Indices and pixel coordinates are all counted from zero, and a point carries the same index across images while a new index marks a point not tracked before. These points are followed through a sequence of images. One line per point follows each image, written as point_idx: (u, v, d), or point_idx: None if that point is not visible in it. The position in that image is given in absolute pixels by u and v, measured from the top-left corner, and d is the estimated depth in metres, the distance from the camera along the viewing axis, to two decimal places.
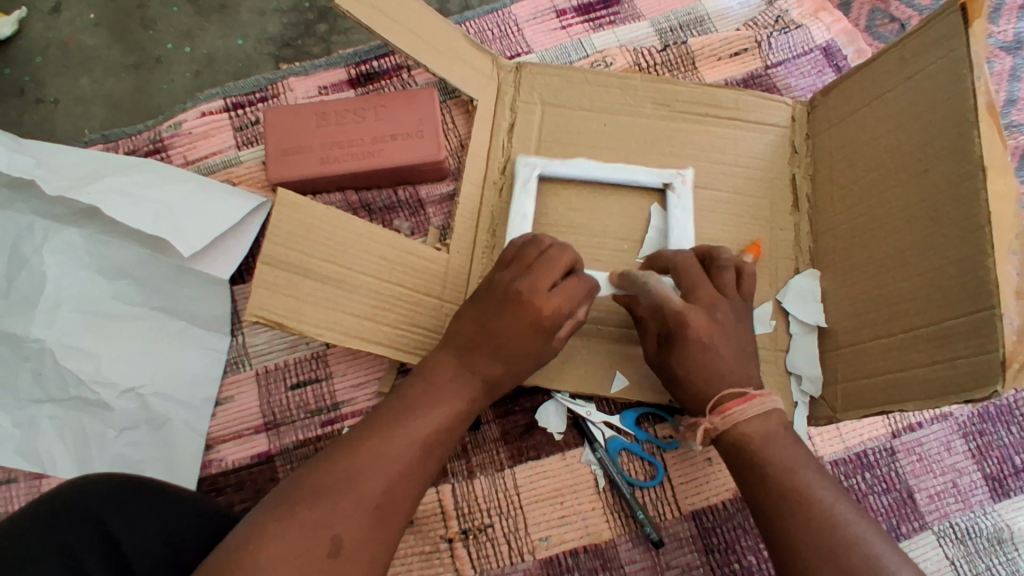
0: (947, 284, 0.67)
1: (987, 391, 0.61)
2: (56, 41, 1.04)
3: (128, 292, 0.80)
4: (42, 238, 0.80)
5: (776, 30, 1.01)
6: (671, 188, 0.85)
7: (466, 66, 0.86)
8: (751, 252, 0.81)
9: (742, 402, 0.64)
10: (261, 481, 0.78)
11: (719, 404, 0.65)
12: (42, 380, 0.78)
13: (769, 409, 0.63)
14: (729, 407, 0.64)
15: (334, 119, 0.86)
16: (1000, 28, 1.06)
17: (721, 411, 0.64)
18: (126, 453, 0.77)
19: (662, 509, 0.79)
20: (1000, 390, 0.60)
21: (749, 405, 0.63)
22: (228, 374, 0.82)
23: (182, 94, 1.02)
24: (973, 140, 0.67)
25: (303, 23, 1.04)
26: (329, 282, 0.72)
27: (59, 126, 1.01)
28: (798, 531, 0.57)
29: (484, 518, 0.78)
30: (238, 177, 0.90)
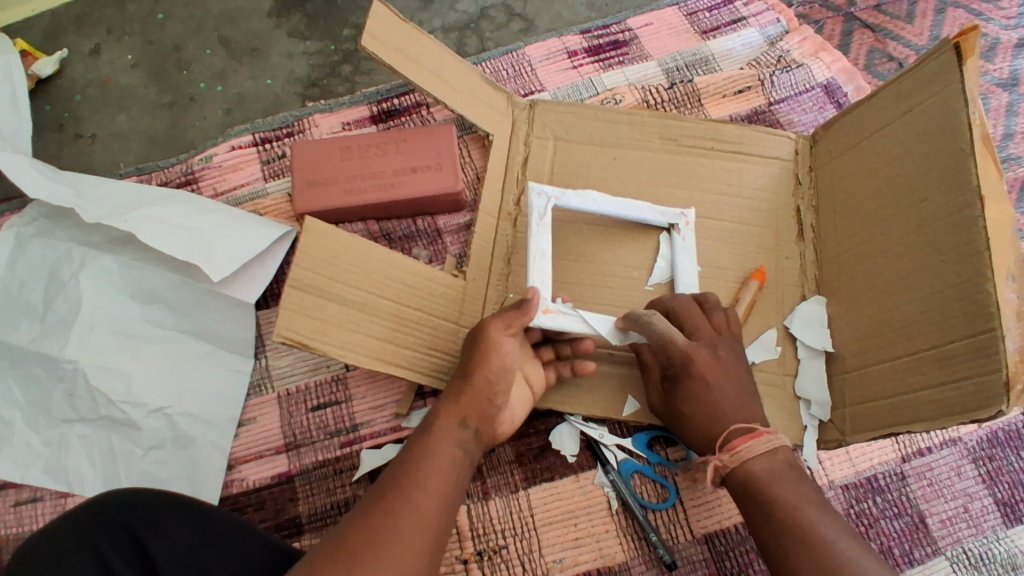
0: (949, 307, 0.69)
1: (992, 411, 0.63)
2: (96, 81, 1.10)
3: (159, 316, 0.84)
4: (79, 263, 0.84)
5: (778, 69, 1.06)
6: (676, 228, 0.86)
7: (482, 104, 0.90)
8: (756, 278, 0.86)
9: (749, 438, 0.65)
10: (282, 500, 0.80)
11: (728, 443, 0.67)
12: (75, 400, 0.81)
13: (777, 445, 0.65)
14: (737, 445, 0.65)
15: (358, 153, 0.90)
16: (996, 66, 1.10)
17: (729, 449, 0.66)
18: (152, 471, 0.80)
19: (674, 532, 0.80)
20: (1003, 409, 0.62)
21: (756, 442, 0.65)
22: (251, 397, 0.84)
23: (213, 130, 1.08)
24: (969, 170, 0.70)
25: (328, 65, 1.10)
26: (352, 306, 0.75)
27: (95, 160, 1.07)
28: (807, 556, 0.58)
29: (499, 539, 0.80)
30: (265, 208, 0.95)
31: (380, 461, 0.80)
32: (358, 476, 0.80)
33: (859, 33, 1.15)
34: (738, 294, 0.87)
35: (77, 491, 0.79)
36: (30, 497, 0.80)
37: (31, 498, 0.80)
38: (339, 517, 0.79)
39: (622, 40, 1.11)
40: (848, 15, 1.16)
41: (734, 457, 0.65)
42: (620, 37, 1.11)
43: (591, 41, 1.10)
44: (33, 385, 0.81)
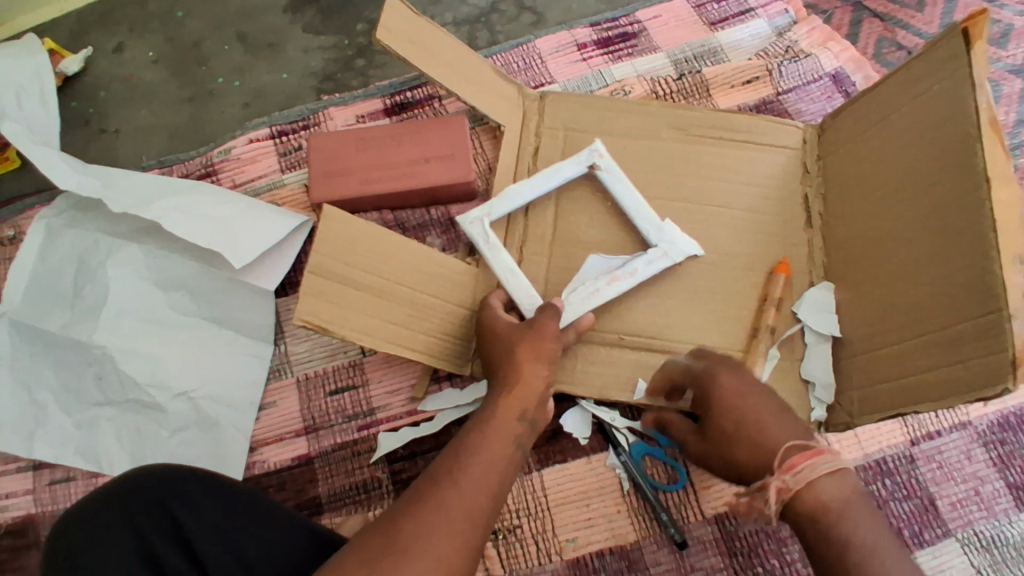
0: (956, 289, 0.71)
1: (999, 389, 0.64)
2: (118, 77, 1.13)
3: (182, 303, 0.87)
4: (106, 252, 0.87)
5: (787, 59, 1.07)
6: (596, 167, 0.89)
7: (494, 95, 0.92)
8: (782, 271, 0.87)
9: (814, 456, 0.58)
10: (302, 481, 0.82)
11: (786, 461, 0.59)
12: (104, 384, 0.83)
13: (841, 469, 0.57)
14: (797, 463, 0.57)
15: (373, 144, 0.92)
16: (1009, 53, 1.11)
17: (791, 468, 0.58)
18: (178, 452, 0.82)
19: (685, 513, 0.82)
20: (1010, 387, 0.64)
21: (819, 460, 0.57)
22: (271, 381, 0.87)
23: (231, 124, 1.10)
24: (976, 153, 0.71)
25: (343, 59, 1.12)
26: (369, 292, 0.77)
27: (119, 153, 1.09)
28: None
29: (514, 519, 0.81)
30: (283, 199, 0.97)
31: (397, 443, 0.83)
32: (376, 458, 0.83)
33: (869, 22, 1.15)
34: (767, 289, 0.88)
35: (108, 471, 0.82)
36: (63, 476, 0.82)
37: (64, 478, 0.82)
38: (358, 497, 0.81)
39: (631, 32, 1.12)
40: (858, 4, 1.17)
41: (798, 478, 0.57)
42: (630, 29, 1.12)
43: (600, 33, 1.12)
44: (65, 370, 0.84)
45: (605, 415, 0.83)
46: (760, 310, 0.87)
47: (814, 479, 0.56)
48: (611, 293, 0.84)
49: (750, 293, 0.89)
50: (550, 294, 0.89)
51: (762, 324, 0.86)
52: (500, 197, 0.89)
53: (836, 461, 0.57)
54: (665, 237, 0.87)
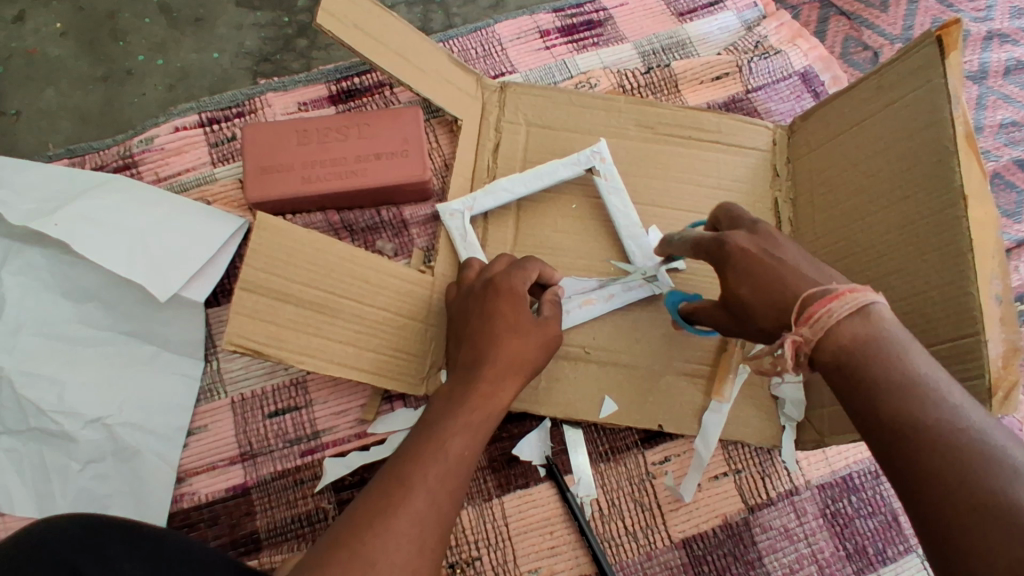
0: (930, 310, 0.67)
1: None
2: (20, 51, 0.99)
3: (95, 316, 0.78)
4: (2, 258, 0.78)
5: (756, 55, 1.02)
6: (594, 171, 0.84)
7: (450, 86, 0.85)
8: None
9: (830, 300, 0.50)
10: (237, 514, 0.75)
11: (806, 311, 0.51)
12: (2, 411, 0.74)
13: (865, 307, 0.49)
14: (815, 312, 0.50)
15: (316, 137, 0.83)
16: (967, 58, 1.10)
17: (807, 320, 0.51)
18: (91, 487, 0.74)
19: (652, 538, 0.78)
20: (987, 417, 0.61)
21: (839, 303, 0.49)
22: (202, 403, 0.79)
23: (154, 108, 0.99)
24: (952, 168, 0.67)
25: (282, 38, 1.02)
26: (311, 309, 0.69)
27: (21, 140, 0.97)
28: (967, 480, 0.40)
29: (472, 551, 0.76)
30: (213, 195, 0.87)
31: (344, 470, 0.76)
32: (321, 487, 0.76)
33: (835, 19, 1.12)
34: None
35: (6, 509, 0.73)
36: None
37: None
38: (300, 531, 0.74)
39: (596, 21, 1.05)
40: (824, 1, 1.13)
41: (815, 327, 0.50)
42: (594, 17, 1.06)
43: (563, 21, 1.05)
44: None
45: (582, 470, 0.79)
46: None
47: (835, 326, 0.49)
48: (582, 316, 0.78)
49: None
50: None
51: None
52: (487, 190, 0.83)
53: (855, 300, 0.49)
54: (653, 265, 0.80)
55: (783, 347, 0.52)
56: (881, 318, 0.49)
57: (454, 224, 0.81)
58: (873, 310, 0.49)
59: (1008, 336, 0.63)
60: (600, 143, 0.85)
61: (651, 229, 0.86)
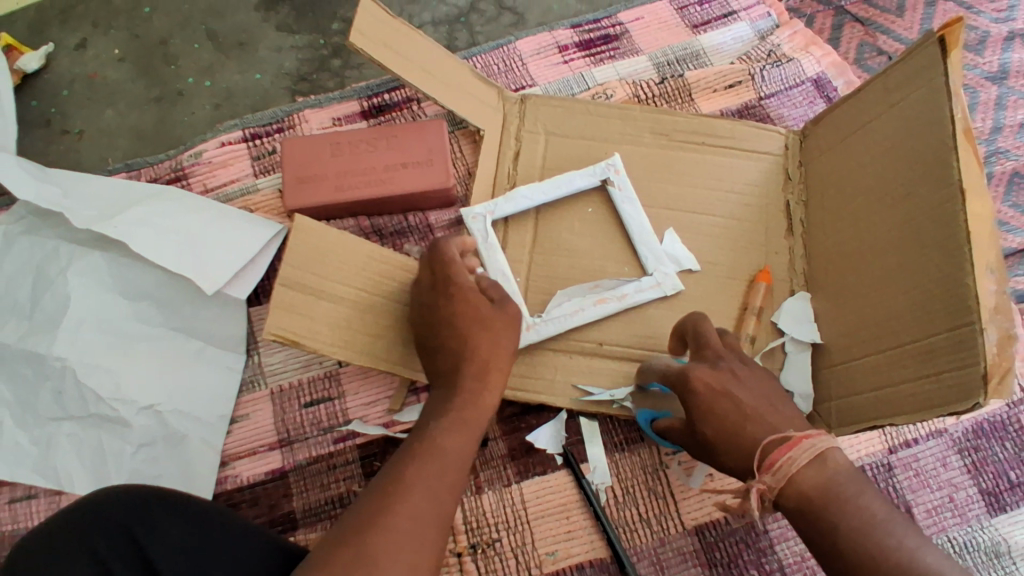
0: (930, 302, 0.69)
1: (971, 403, 0.63)
2: (82, 76, 1.09)
3: (147, 313, 0.86)
4: (67, 260, 0.86)
5: (769, 63, 1.06)
6: (609, 181, 0.89)
7: (472, 99, 0.91)
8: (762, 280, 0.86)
9: (789, 449, 0.59)
10: (275, 496, 0.81)
11: (767, 459, 0.60)
12: (64, 399, 0.82)
13: (817, 455, 0.59)
14: (779, 459, 0.59)
15: (348, 149, 0.90)
16: (985, 60, 1.11)
17: (771, 467, 0.59)
18: (144, 468, 0.81)
19: (665, 524, 0.81)
20: (981, 402, 0.63)
21: (797, 451, 0.59)
22: (244, 393, 0.86)
23: (201, 126, 1.07)
24: (951, 165, 0.69)
25: (318, 59, 1.10)
26: (342, 304, 0.76)
27: (83, 156, 1.06)
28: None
29: (492, 533, 0.81)
30: (256, 204, 0.94)
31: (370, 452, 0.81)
32: (352, 472, 0.81)
33: (850, 26, 1.15)
34: (747, 299, 0.87)
35: (69, 488, 0.81)
36: (24, 494, 0.82)
37: (24, 496, 0.82)
38: (333, 512, 0.80)
39: (613, 35, 1.10)
40: (839, 8, 1.16)
41: (779, 476, 0.59)
42: (611, 31, 1.11)
43: (582, 35, 1.10)
44: (21, 384, 0.83)
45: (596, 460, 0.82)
46: (740, 321, 0.87)
47: (795, 473, 0.58)
48: (594, 314, 0.83)
49: (731, 301, 0.88)
50: (529, 301, 0.87)
51: (742, 334, 0.86)
52: (508, 196, 0.88)
53: (811, 450, 0.59)
54: (663, 267, 0.86)
55: (750, 494, 0.61)
56: (833, 462, 0.59)
57: (476, 227, 0.86)
58: (828, 458, 0.59)
59: (1003, 326, 0.64)
60: (614, 156, 0.90)
61: (667, 232, 0.89)
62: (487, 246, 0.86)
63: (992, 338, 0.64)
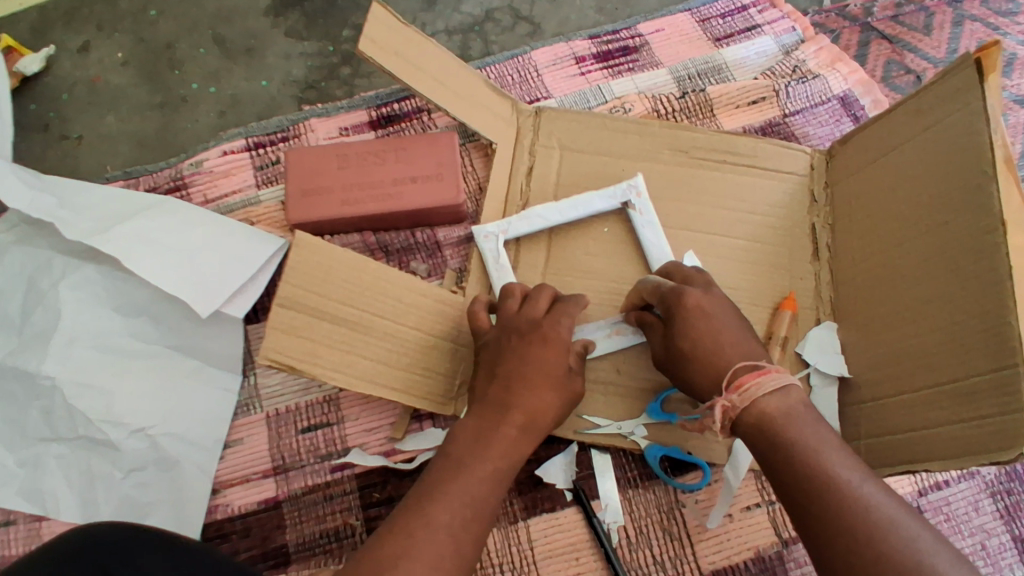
0: (969, 338, 0.64)
1: (1016, 453, 0.58)
2: (84, 79, 1.06)
3: (141, 330, 0.82)
4: (59, 273, 0.82)
5: (793, 80, 1.02)
6: (630, 205, 0.84)
7: (486, 111, 0.87)
8: (787, 308, 0.82)
9: (758, 374, 0.58)
10: (268, 527, 0.77)
11: (735, 381, 0.60)
12: (51, 419, 0.78)
13: (786, 385, 0.58)
14: (745, 382, 0.58)
15: (355, 161, 0.86)
16: (1015, 81, 1.07)
17: (736, 387, 0.59)
18: (132, 494, 0.77)
19: (681, 568, 0.76)
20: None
21: (766, 378, 0.58)
22: (239, 416, 0.81)
23: (204, 133, 1.04)
24: (990, 192, 0.64)
25: (326, 66, 1.06)
26: (345, 325, 0.72)
27: (82, 162, 1.03)
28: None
29: (497, 573, 0.76)
30: (257, 217, 0.91)
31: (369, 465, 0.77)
32: (350, 504, 0.77)
33: (876, 43, 1.11)
34: (771, 327, 0.83)
35: (54, 513, 0.76)
36: (4, 520, 0.78)
37: (3, 522, 0.77)
38: (329, 546, 0.76)
39: (632, 47, 1.06)
40: (865, 24, 1.12)
41: (745, 397, 0.58)
42: (630, 43, 1.07)
43: (600, 47, 1.06)
44: (8, 402, 0.79)
45: (607, 495, 0.78)
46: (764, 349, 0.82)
47: (761, 397, 0.57)
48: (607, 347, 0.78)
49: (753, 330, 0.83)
50: None
51: None
52: (523, 215, 0.84)
53: (781, 380, 0.57)
54: None
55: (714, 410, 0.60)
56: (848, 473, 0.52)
57: (488, 246, 0.83)
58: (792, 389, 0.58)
59: None
60: (637, 176, 0.85)
61: (688, 254, 0.85)
62: (498, 267, 0.83)
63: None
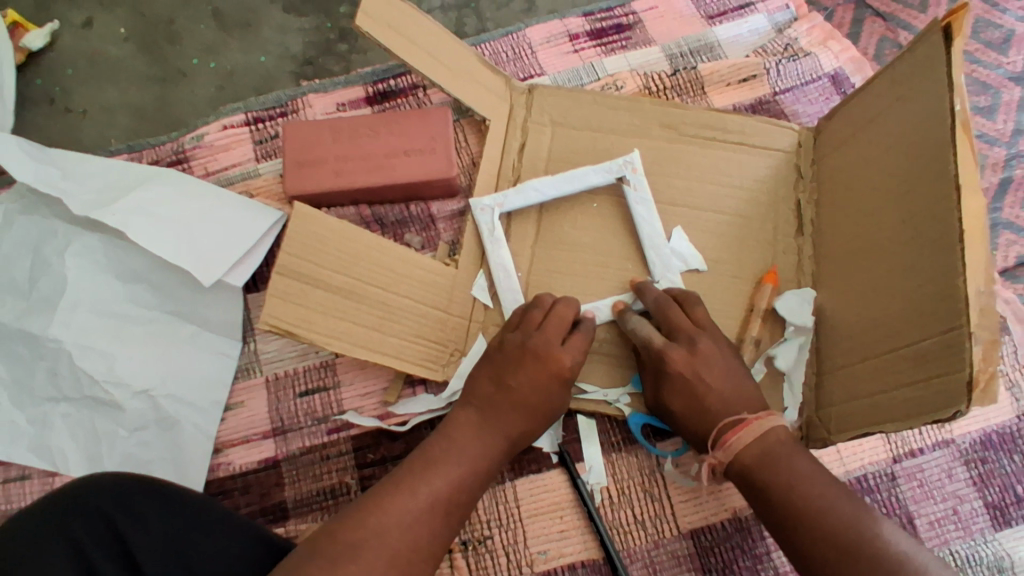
0: (921, 303, 0.67)
1: (953, 410, 0.61)
2: (87, 54, 1.09)
3: (144, 297, 0.85)
4: (64, 242, 0.86)
5: (785, 57, 1.03)
6: (626, 180, 0.86)
7: (479, 87, 0.89)
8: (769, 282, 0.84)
9: (739, 429, 0.67)
10: (267, 485, 0.81)
11: (720, 437, 0.69)
12: (59, 380, 0.82)
13: (766, 433, 0.66)
14: (727, 440, 0.67)
15: (350, 135, 0.88)
16: (1010, 59, 1.08)
17: (721, 444, 0.68)
18: (136, 453, 0.81)
19: (660, 527, 0.80)
20: (964, 409, 0.61)
21: (744, 433, 0.67)
22: (239, 380, 0.85)
23: (205, 108, 1.06)
24: (947, 160, 0.66)
25: (325, 42, 1.08)
26: (338, 293, 0.75)
27: (86, 135, 1.06)
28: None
29: (484, 530, 0.80)
30: (256, 189, 0.93)
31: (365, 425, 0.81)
32: (345, 463, 0.81)
33: (871, 21, 1.12)
34: (753, 299, 0.85)
35: (63, 469, 0.81)
36: (18, 474, 0.82)
37: (19, 476, 0.81)
38: (324, 503, 0.80)
39: (626, 24, 1.08)
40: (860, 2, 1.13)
41: (727, 453, 0.67)
42: (624, 20, 1.08)
43: (593, 24, 1.08)
44: (17, 365, 0.83)
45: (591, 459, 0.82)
46: (746, 322, 0.85)
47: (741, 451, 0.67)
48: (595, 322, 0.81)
49: (736, 302, 0.86)
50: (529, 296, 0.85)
51: (746, 335, 0.84)
52: (519, 189, 0.86)
53: (759, 430, 0.66)
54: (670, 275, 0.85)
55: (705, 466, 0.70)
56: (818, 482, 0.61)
57: (483, 218, 0.85)
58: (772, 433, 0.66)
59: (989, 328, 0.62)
60: (634, 154, 0.87)
61: (675, 230, 0.87)
62: (492, 238, 0.84)
63: (978, 343, 0.61)
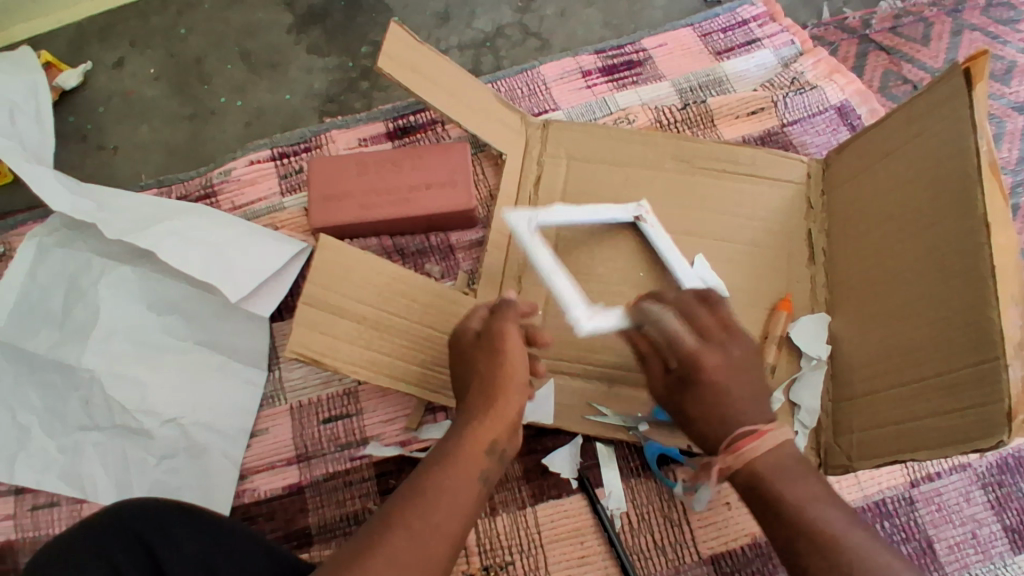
0: (955, 333, 0.68)
1: (994, 440, 0.62)
2: (119, 92, 1.13)
3: (175, 327, 0.88)
4: (98, 273, 0.89)
5: (792, 90, 1.06)
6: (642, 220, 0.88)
7: (497, 123, 0.92)
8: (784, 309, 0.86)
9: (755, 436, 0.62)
10: (292, 510, 0.82)
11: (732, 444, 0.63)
12: (90, 408, 0.85)
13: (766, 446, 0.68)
14: (742, 444, 0.62)
15: (373, 168, 0.91)
16: (1012, 90, 1.10)
17: (733, 448, 0.63)
18: (164, 479, 0.83)
19: (681, 553, 0.80)
20: (1005, 439, 0.61)
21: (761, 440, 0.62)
22: (264, 408, 0.87)
23: (232, 144, 1.11)
24: (975, 197, 0.68)
25: (347, 80, 1.12)
26: (363, 322, 0.77)
27: (117, 171, 1.10)
28: None
29: (506, 555, 0.81)
30: (282, 222, 0.97)
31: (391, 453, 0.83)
32: (369, 489, 0.82)
33: (874, 54, 1.15)
34: (768, 326, 0.87)
35: (92, 497, 0.82)
36: (47, 502, 0.83)
37: (47, 503, 0.83)
38: (348, 529, 0.81)
39: (636, 61, 1.12)
40: (864, 36, 1.16)
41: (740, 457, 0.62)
42: (635, 57, 1.12)
43: (605, 61, 1.12)
44: (49, 392, 0.85)
45: (609, 486, 0.82)
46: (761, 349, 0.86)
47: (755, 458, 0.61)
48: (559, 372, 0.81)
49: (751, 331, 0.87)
50: None
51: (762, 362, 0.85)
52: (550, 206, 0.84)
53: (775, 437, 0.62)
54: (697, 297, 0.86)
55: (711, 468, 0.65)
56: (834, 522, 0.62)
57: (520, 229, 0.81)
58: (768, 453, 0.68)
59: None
60: (643, 199, 0.90)
61: (698, 258, 0.89)
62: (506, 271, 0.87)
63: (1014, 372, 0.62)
